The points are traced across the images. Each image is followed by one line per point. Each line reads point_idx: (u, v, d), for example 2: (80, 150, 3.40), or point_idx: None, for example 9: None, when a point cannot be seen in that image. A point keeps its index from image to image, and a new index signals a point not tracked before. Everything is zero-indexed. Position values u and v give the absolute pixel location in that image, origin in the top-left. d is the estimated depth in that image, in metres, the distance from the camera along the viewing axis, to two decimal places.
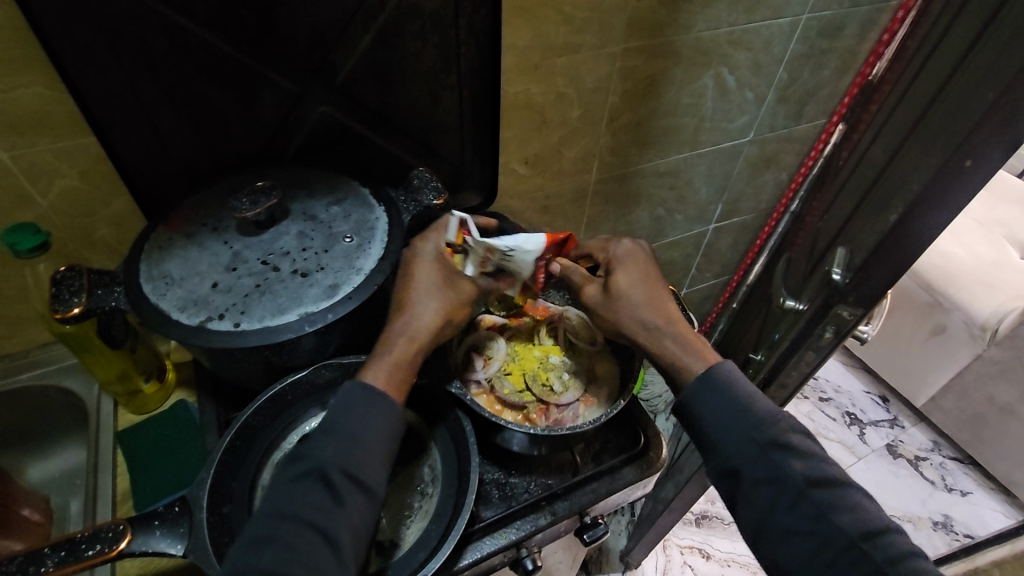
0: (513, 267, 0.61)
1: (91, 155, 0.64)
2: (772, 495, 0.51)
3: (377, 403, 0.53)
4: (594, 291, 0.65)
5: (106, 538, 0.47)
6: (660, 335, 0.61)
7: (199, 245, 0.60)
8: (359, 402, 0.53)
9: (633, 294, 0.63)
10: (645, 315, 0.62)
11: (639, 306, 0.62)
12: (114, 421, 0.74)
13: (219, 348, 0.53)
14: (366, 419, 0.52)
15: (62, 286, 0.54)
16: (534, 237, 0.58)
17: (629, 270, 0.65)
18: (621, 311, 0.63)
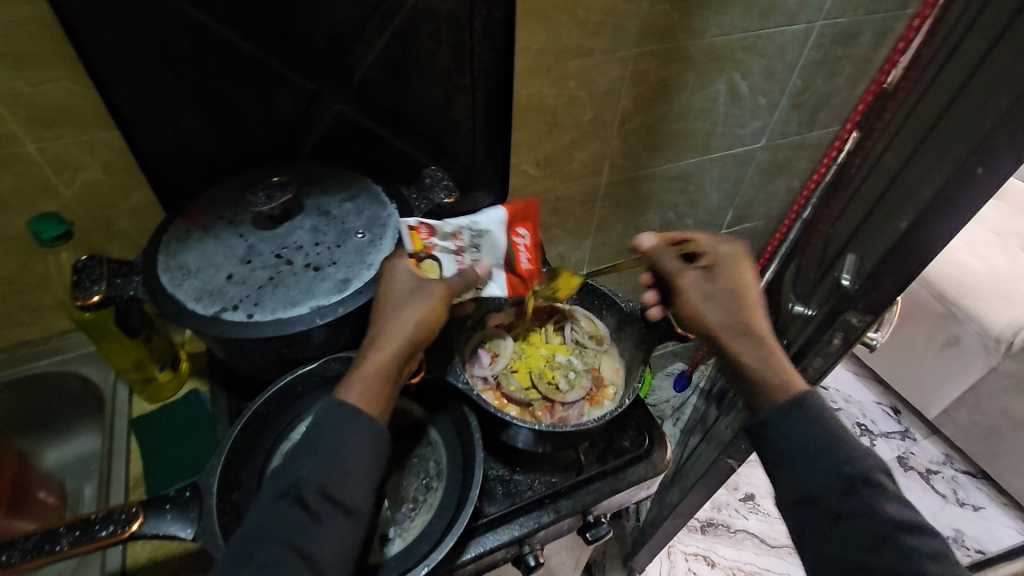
0: (486, 248, 0.66)
1: (114, 149, 0.66)
2: (854, 532, 0.47)
3: (359, 424, 0.51)
4: (690, 280, 0.62)
5: (119, 520, 0.48)
6: (750, 340, 0.58)
7: (215, 238, 0.61)
8: (341, 421, 0.51)
9: (733, 292, 0.60)
10: (736, 319, 0.59)
11: (740, 307, 0.60)
12: (128, 408, 0.76)
13: (233, 338, 0.55)
14: (351, 441, 0.50)
15: (83, 274, 0.56)
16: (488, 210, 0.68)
17: (739, 266, 0.62)
18: (718, 306, 0.60)
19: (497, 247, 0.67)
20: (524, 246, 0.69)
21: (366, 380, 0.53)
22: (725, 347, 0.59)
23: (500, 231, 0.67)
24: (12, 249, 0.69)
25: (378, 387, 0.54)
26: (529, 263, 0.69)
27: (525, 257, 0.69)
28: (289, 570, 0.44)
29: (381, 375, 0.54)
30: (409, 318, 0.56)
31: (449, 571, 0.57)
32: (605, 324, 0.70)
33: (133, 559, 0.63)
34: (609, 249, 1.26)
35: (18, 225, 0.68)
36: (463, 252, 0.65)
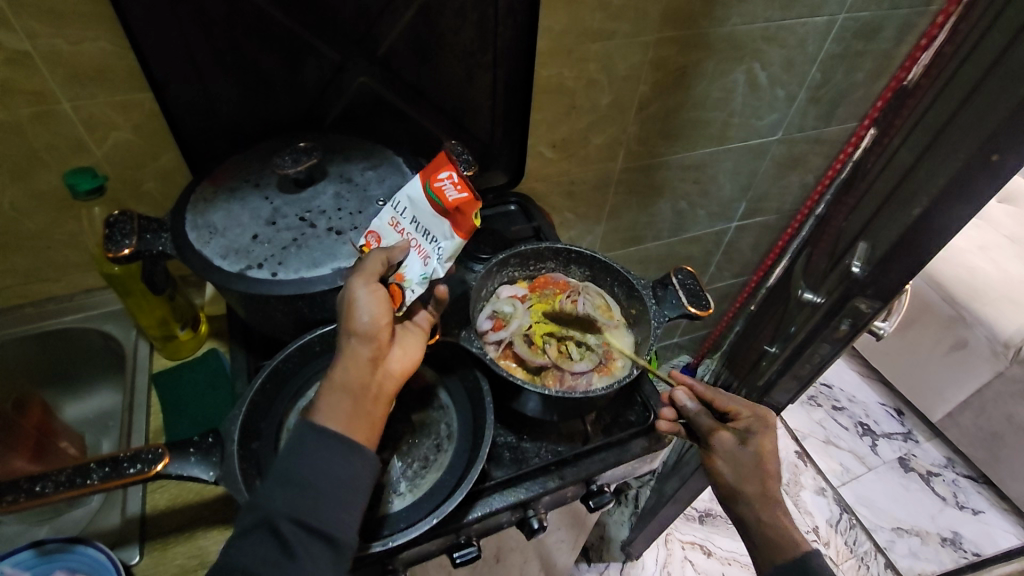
0: (421, 213, 0.58)
1: (145, 110, 0.68)
2: None
3: (339, 451, 0.49)
4: (729, 439, 0.59)
5: (146, 459, 0.50)
6: (772, 508, 0.58)
7: (241, 199, 0.63)
8: (313, 449, 0.49)
9: (761, 463, 0.59)
10: (757, 484, 0.58)
11: (766, 476, 0.59)
12: (149, 363, 0.79)
13: (256, 294, 0.57)
14: (332, 469, 0.48)
15: (115, 228, 0.59)
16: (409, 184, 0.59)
17: (772, 435, 0.60)
18: (750, 478, 0.58)
19: (426, 208, 0.57)
20: (445, 189, 0.57)
21: (327, 401, 0.50)
22: (747, 511, 0.59)
23: (419, 192, 0.58)
24: (45, 205, 0.72)
25: (344, 406, 0.51)
26: (460, 195, 0.56)
27: (455, 189, 0.56)
28: (307, 546, 0.46)
29: (342, 394, 0.51)
30: (358, 328, 0.52)
31: (455, 528, 0.58)
32: (616, 300, 0.70)
33: (151, 507, 0.65)
34: (620, 236, 1.27)
35: (52, 182, 0.70)
36: (409, 233, 0.58)
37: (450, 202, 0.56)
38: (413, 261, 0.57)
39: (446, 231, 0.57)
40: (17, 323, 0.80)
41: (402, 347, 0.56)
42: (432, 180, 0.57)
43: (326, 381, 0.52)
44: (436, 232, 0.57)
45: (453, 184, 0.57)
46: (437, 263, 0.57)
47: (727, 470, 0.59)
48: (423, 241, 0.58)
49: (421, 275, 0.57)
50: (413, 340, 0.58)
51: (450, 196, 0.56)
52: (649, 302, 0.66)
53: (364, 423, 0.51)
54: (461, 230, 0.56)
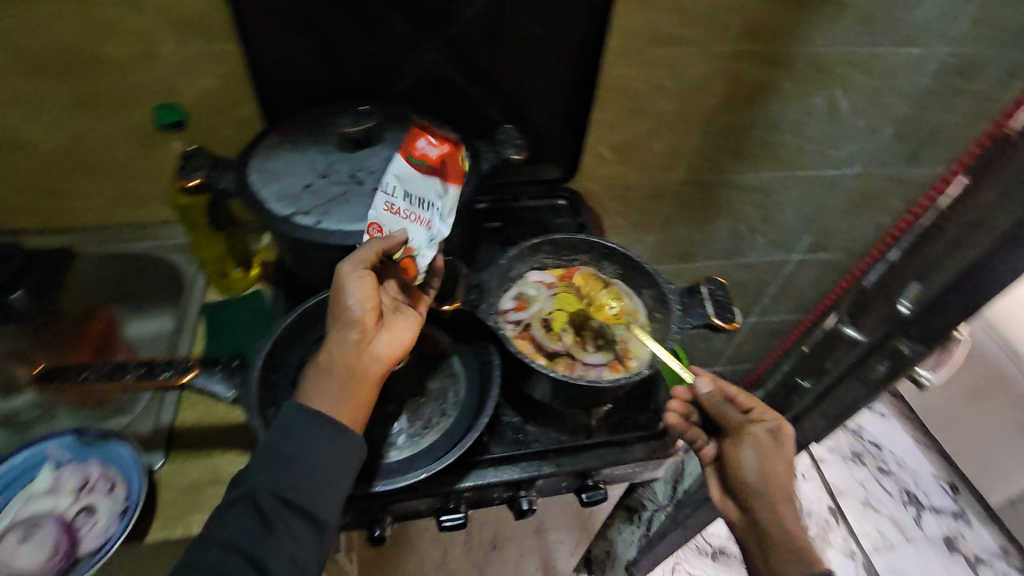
0: (410, 184, 0.62)
1: (233, 62, 0.74)
2: None
3: (324, 432, 0.52)
4: (756, 429, 0.60)
5: (178, 368, 0.56)
6: (786, 508, 0.58)
7: (301, 151, 0.67)
8: (301, 429, 0.52)
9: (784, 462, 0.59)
10: (777, 480, 0.59)
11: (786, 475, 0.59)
12: (203, 294, 0.86)
13: (298, 238, 0.61)
14: (315, 447, 0.51)
15: (190, 161, 0.66)
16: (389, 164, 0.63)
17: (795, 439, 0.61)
18: (772, 472, 0.59)
19: (413, 175, 0.62)
20: (427, 153, 0.64)
21: (313, 384, 0.53)
22: (764, 508, 0.58)
23: (405, 165, 0.62)
24: (136, 138, 0.79)
25: (331, 387, 0.53)
26: (440, 151, 0.65)
27: (435, 146, 0.65)
28: (287, 520, 0.49)
29: (332, 374, 0.53)
30: (348, 313, 0.54)
31: (445, 492, 0.60)
32: (643, 303, 0.69)
33: (178, 421, 0.70)
34: (671, 250, 1.25)
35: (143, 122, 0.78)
36: (403, 210, 0.61)
37: (436, 160, 0.64)
38: (416, 232, 0.62)
39: (441, 187, 0.63)
40: (99, 240, 0.89)
41: (392, 332, 0.58)
42: (409, 150, 0.64)
43: (315, 365, 0.55)
44: (429, 195, 0.63)
45: (433, 147, 0.65)
46: (442, 223, 0.62)
47: (750, 456, 0.60)
48: (424, 211, 0.62)
49: (427, 240, 0.62)
50: (405, 325, 0.59)
51: (434, 156, 0.64)
52: (675, 308, 0.64)
53: (354, 404, 0.54)
54: (454, 178, 0.64)
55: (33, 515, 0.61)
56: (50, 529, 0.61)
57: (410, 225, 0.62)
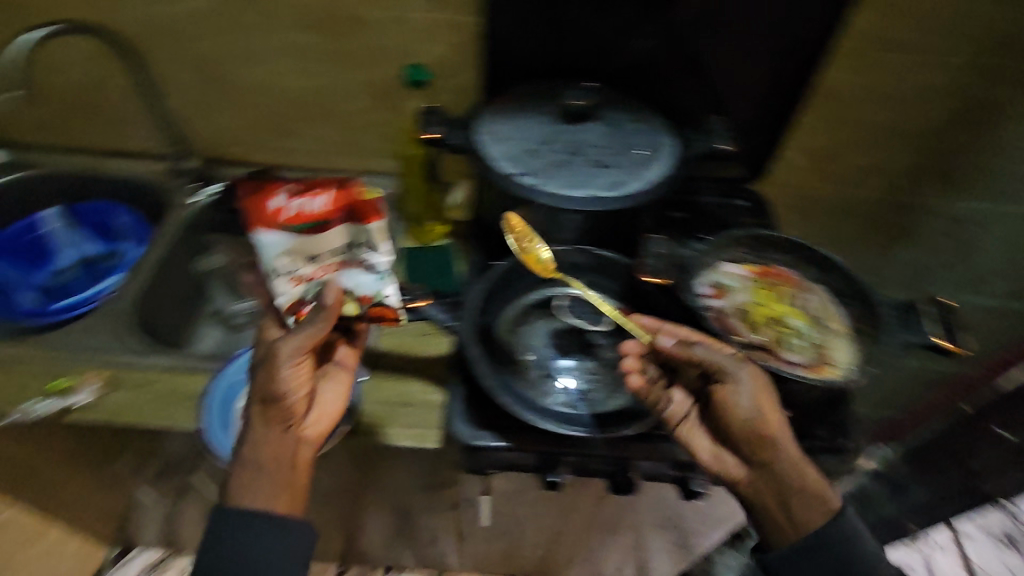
0: (321, 262, 0.63)
1: (467, 33, 0.81)
2: None
3: (266, 527, 0.56)
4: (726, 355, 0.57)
5: None
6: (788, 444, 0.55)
7: (524, 118, 0.72)
8: (240, 533, 0.55)
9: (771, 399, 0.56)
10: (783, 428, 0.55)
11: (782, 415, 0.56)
12: (399, 239, 0.93)
13: (519, 196, 0.66)
14: (260, 544, 0.55)
15: (429, 117, 0.73)
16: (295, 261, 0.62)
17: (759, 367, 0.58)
18: (767, 410, 0.55)
19: (314, 257, 0.63)
20: (305, 212, 0.72)
21: (242, 482, 0.57)
22: (778, 453, 0.55)
23: (289, 236, 0.70)
24: (367, 95, 0.90)
25: (264, 487, 0.57)
26: (323, 224, 0.63)
27: (322, 223, 0.63)
28: None
29: (263, 475, 0.57)
30: (279, 401, 0.59)
31: (622, 458, 0.63)
32: (843, 311, 0.66)
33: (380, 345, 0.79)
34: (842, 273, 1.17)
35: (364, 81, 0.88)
36: (326, 285, 0.65)
37: (326, 209, 0.72)
38: (360, 280, 0.69)
39: (341, 232, 0.72)
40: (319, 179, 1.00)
41: (329, 394, 0.65)
42: (312, 231, 0.63)
43: (242, 465, 0.58)
44: (334, 239, 0.71)
45: (312, 201, 0.72)
46: (377, 258, 0.70)
47: (746, 401, 0.55)
48: (349, 266, 0.70)
49: (378, 280, 0.69)
50: (335, 390, 0.66)
51: (331, 238, 0.63)
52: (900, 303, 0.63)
53: (285, 492, 0.57)
54: (370, 231, 0.64)
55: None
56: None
57: (345, 276, 0.70)
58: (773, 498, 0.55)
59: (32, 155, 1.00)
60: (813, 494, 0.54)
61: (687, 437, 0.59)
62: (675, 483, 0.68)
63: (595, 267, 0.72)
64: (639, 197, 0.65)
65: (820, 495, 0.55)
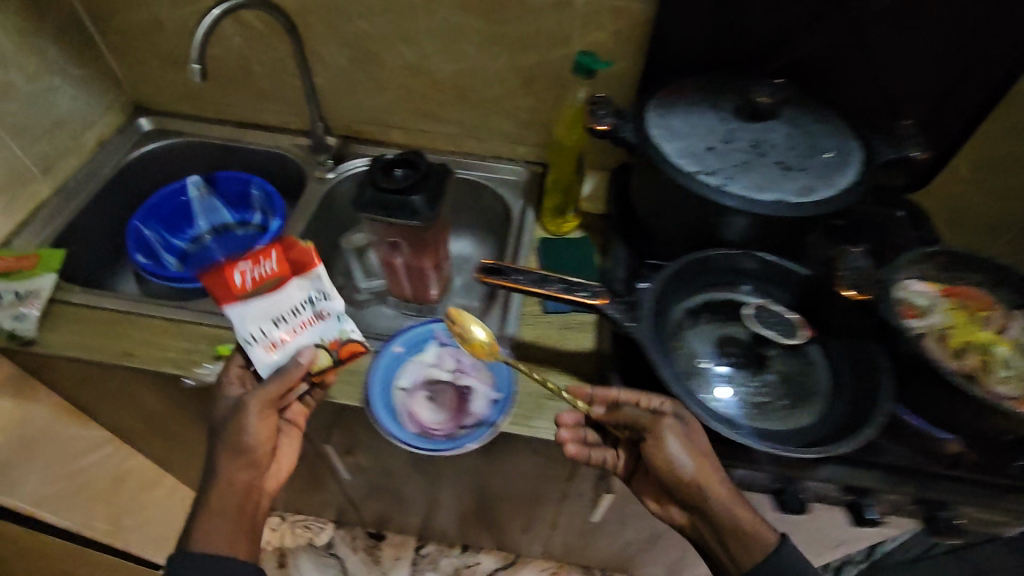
0: (272, 305, 0.72)
1: (632, 19, 0.78)
2: None
3: (218, 562, 0.60)
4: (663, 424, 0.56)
5: (593, 291, 0.60)
6: (728, 492, 0.55)
7: (699, 113, 0.69)
8: (191, 570, 0.59)
9: (703, 453, 0.56)
10: (714, 481, 0.55)
11: (717, 466, 0.56)
12: (532, 228, 0.92)
13: (700, 196, 0.63)
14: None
15: (597, 107, 0.71)
16: (236, 314, 0.71)
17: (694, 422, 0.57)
18: (702, 465, 0.55)
19: (262, 300, 0.72)
20: (262, 277, 0.73)
21: (202, 527, 0.62)
22: (707, 498, 0.55)
23: (252, 306, 0.71)
24: (513, 80, 0.89)
25: (222, 526, 0.63)
26: (257, 264, 0.73)
27: (260, 264, 0.74)
28: None
29: (219, 517, 0.63)
30: (240, 451, 0.65)
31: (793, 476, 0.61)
32: None
33: (521, 337, 0.79)
34: None
35: (511, 67, 0.88)
36: (282, 330, 0.72)
37: (280, 272, 0.74)
38: (320, 328, 0.74)
39: (302, 286, 0.74)
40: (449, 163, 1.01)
41: (280, 451, 0.72)
42: (244, 267, 0.73)
43: (204, 509, 0.63)
44: (296, 295, 0.74)
45: (264, 267, 0.74)
46: (330, 303, 0.75)
47: (677, 451, 0.55)
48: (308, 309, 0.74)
49: (338, 322, 0.74)
50: (287, 445, 0.73)
51: (250, 274, 0.73)
52: None
53: (244, 537, 0.64)
54: (308, 263, 0.75)
55: (432, 378, 0.70)
56: (452, 391, 0.70)
57: (308, 329, 0.73)
58: (712, 539, 0.57)
59: (179, 124, 1.06)
60: (749, 538, 0.54)
61: (636, 485, 0.65)
62: (843, 507, 0.66)
63: (763, 273, 0.68)
64: (834, 203, 0.61)
65: (755, 537, 0.55)
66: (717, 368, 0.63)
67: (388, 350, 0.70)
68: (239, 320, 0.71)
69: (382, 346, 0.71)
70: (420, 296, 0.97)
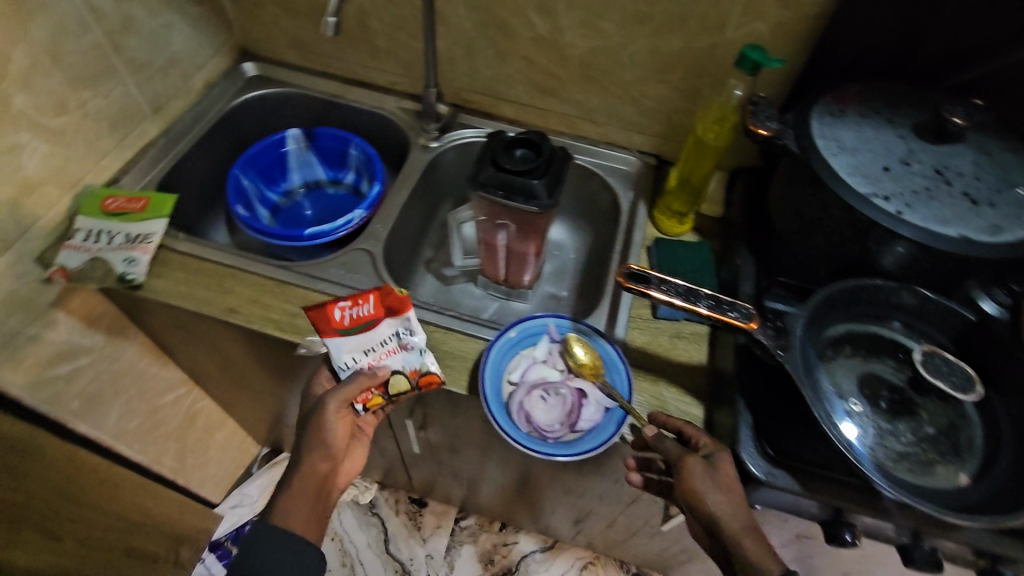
0: (363, 341, 0.70)
1: (796, 13, 0.73)
2: None
3: (291, 547, 0.63)
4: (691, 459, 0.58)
5: (743, 312, 0.56)
6: (743, 531, 0.54)
7: (872, 128, 0.63)
8: (268, 549, 0.62)
9: (732, 490, 0.56)
10: (726, 515, 0.55)
11: (741, 504, 0.55)
12: (644, 226, 0.88)
13: (873, 221, 0.57)
14: (281, 563, 0.62)
15: (758, 109, 0.65)
16: (332, 348, 0.69)
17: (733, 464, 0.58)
18: (724, 500, 0.55)
19: (357, 336, 0.70)
20: (359, 316, 0.71)
21: (285, 506, 0.65)
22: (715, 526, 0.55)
23: (346, 340, 0.70)
24: (647, 63, 0.84)
25: (301, 508, 0.65)
26: (358, 304, 0.71)
27: (360, 304, 0.71)
28: None
29: (297, 499, 0.65)
30: (321, 446, 0.66)
31: (928, 534, 0.57)
32: None
33: (630, 341, 0.74)
34: None
35: (643, 51, 0.83)
36: (368, 361, 0.70)
37: (375, 310, 0.71)
38: (404, 358, 0.70)
39: (392, 323, 0.71)
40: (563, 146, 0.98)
41: (352, 457, 0.73)
42: (344, 307, 0.70)
43: (287, 489, 0.66)
44: (386, 329, 0.71)
45: (360, 305, 0.71)
46: (417, 337, 0.71)
47: (699, 480, 0.56)
48: (393, 342, 0.71)
49: (420, 355, 0.70)
50: (358, 450, 0.75)
51: (349, 310, 0.70)
52: None
53: (316, 520, 0.66)
54: (403, 305, 0.71)
55: (547, 379, 0.68)
56: (568, 396, 0.67)
57: (393, 359, 0.70)
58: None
59: (284, 74, 1.03)
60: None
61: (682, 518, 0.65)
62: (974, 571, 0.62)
63: (918, 310, 0.62)
64: None
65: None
66: (859, 408, 0.57)
67: (506, 336, 0.69)
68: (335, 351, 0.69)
69: (501, 332, 0.70)
70: (515, 282, 0.96)
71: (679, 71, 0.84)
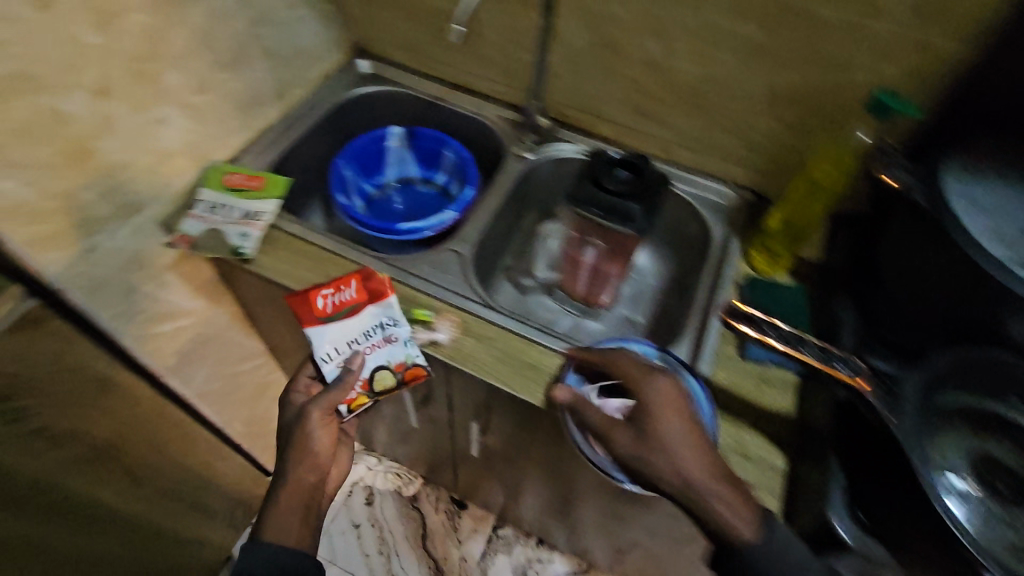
0: (343, 330, 0.75)
1: (935, 60, 0.69)
2: None
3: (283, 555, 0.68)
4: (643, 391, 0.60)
5: (849, 366, 0.55)
6: (705, 470, 0.56)
7: (1009, 188, 0.61)
8: (258, 562, 0.67)
9: (693, 432, 0.57)
10: (690, 458, 0.56)
11: (700, 441, 0.57)
12: (737, 262, 0.85)
13: (1005, 290, 0.53)
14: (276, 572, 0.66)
15: (883, 154, 0.64)
16: (314, 335, 0.74)
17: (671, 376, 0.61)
18: (687, 442, 0.56)
19: (337, 324, 0.75)
20: (342, 301, 0.76)
21: (273, 522, 0.70)
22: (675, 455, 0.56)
23: (328, 326, 0.75)
24: (760, 98, 0.82)
25: (293, 522, 0.71)
26: (339, 290, 0.76)
27: (341, 291, 0.76)
28: None
29: (288, 512, 0.71)
30: (307, 454, 0.73)
31: None
32: None
33: (715, 378, 0.72)
34: None
35: (758, 84, 0.80)
36: (351, 352, 0.75)
37: (357, 296, 0.76)
38: (389, 351, 0.75)
39: (375, 311, 0.76)
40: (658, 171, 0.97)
41: (340, 458, 0.84)
42: (326, 294, 0.75)
43: (274, 506, 0.72)
44: (369, 319, 0.76)
45: (343, 292, 0.76)
46: (400, 328, 0.75)
47: (669, 420, 0.57)
48: (376, 332, 0.75)
49: (404, 347, 0.75)
50: (344, 457, 0.84)
51: (331, 299, 0.76)
52: None
53: (307, 529, 0.73)
54: (383, 295, 0.76)
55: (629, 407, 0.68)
56: None
57: (378, 352, 0.75)
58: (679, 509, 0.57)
59: (394, 73, 1.07)
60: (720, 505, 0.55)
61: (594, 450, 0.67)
62: None
63: None
64: None
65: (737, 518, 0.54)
66: (961, 483, 0.55)
67: (591, 354, 0.69)
68: (317, 339, 0.75)
69: (586, 349, 0.69)
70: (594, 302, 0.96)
71: (794, 107, 0.81)
